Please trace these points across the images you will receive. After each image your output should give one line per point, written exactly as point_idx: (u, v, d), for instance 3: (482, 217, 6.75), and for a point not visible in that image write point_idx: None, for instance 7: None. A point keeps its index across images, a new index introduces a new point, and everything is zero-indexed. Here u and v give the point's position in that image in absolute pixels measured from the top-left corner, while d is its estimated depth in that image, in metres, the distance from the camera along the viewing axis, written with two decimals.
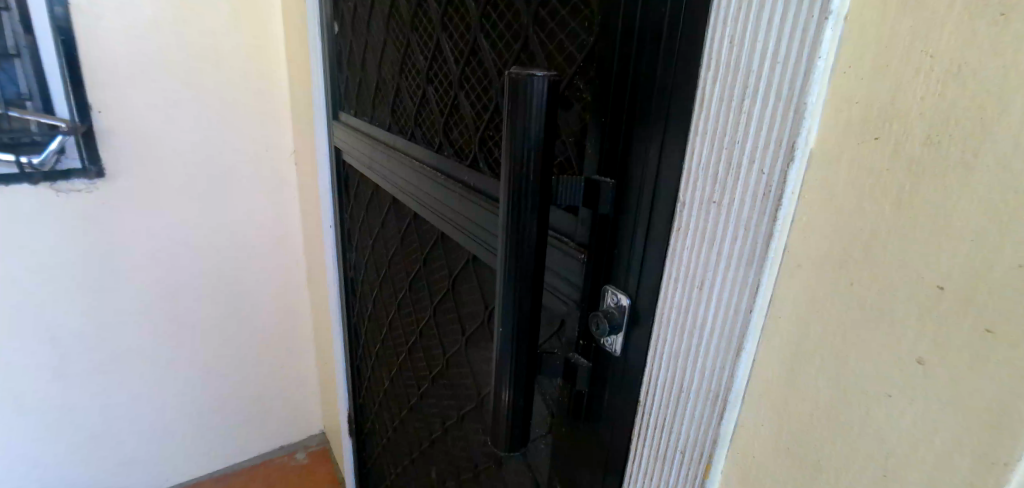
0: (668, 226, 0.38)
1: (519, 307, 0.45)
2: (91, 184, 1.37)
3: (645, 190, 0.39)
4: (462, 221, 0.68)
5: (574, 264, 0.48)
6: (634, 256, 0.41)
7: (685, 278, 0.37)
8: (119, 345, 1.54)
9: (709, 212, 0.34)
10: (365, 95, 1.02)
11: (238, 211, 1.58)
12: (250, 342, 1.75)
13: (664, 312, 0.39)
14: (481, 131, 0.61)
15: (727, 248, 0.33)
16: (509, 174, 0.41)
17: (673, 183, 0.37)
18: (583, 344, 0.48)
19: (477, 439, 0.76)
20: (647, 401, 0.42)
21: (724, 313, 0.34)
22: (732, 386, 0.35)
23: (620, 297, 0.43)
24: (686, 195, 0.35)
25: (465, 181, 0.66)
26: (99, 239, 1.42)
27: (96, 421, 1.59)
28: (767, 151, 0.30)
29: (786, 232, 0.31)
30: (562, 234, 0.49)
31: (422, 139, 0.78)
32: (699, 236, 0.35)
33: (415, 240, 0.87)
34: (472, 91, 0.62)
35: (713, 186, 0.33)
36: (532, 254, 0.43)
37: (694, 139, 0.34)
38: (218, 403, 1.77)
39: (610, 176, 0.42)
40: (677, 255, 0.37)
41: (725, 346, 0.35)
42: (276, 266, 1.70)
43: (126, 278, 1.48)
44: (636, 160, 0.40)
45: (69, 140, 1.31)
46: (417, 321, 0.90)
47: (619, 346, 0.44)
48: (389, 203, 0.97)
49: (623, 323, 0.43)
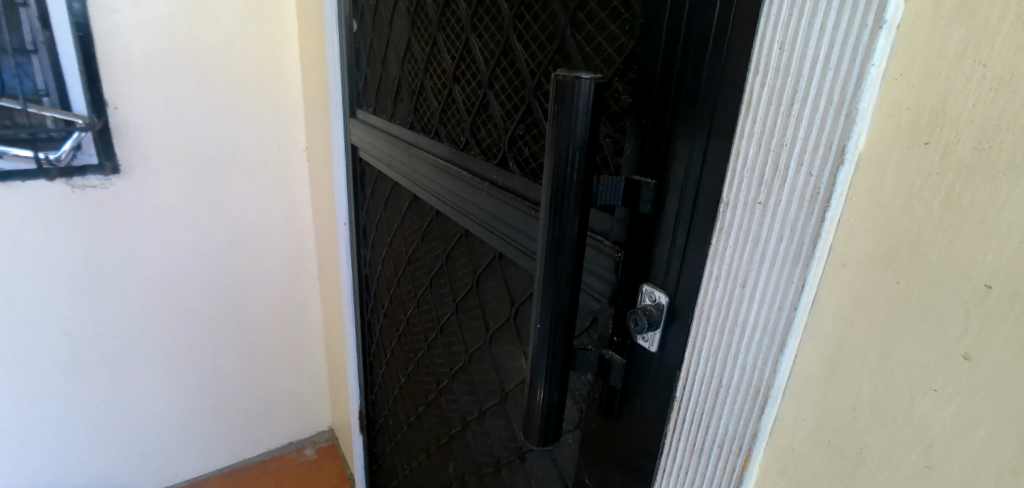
0: (710, 226, 0.39)
1: (557, 304, 0.46)
2: (107, 180, 1.38)
3: (688, 191, 0.40)
4: (487, 218, 0.69)
5: (609, 261, 0.49)
6: (673, 254, 0.42)
7: (727, 275, 0.38)
8: (131, 340, 1.55)
9: (752, 211, 0.35)
10: (385, 93, 1.03)
11: (249, 207, 1.59)
12: (261, 337, 1.76)
13: (703, 309, 0.40)
14: (510, 130, 0.63)
15: (771, 246, 0.34)
16: (552, 173, 0.43)
17: (716, 185, 0.38)
18: (618, 340, 0.49)
19: (499, 435, 0.77)
20: (683, 396, 0.43)
21: (766, 309, 0.35)
22: (773, 380, 0.36)
23: (659, 294, 0.44)
24: (730, 195, 0.37)
25: (492, 179, 0.67)
26: (115, 233, 1.43)
27: (107, 415, 1.60)
28: (815, 154, 0.31)
29: (832, 233, 0.32)
30: (598, 233, 0.50)
31: (446, 137, 0.80)
32: (742, 235, 0.36)
33: (436, 238, 0.89)
34: (502, 91, 0.63)
35: (759, 186, 0.34)
36: (573, 252, 0.44)
37: (739, 142, 0.36)
38: (227, 400, 1.79)
39: (650, 175, 0.43)
40: (720, 253, 0.38)
41: (767, 341, 0.36)
42: (288, 262, 1.71)
43: (138, 274, 1.50)
44: (678, 161, 0.40)
45: (85, 136, 1.32)
46: (437, 318, 0.91)
47: (657, 340, 0.45)
48: (409, 200, 0.99)
49: (662, 318, 0.44)
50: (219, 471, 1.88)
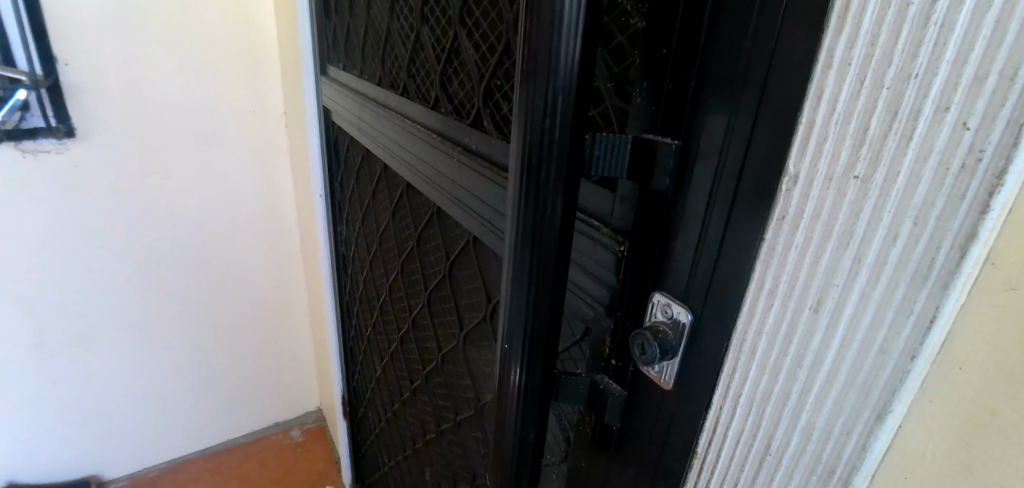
0: (763, 216, 0.25)
1: (534, 315, 0.33)
2: (61, 144, 1.20)
3: (729, 158, 0.26)
4: (458, 192, 0.55)
5: (607, 257, 0.35)
6: (701, 253, 0.28)
7: (789, 292, 0.24)
8: (101, 321, 1.42)
9: (841, 193, 0.21)
10: (355, 45, 0.88)
11: (224, 177, 1.40)
12: (241, 319, 1.61)
13: (746, 339, 0.27)
14: (485, 79, 0.48)
15: (871, 251, 0.21)
16: (526, 127, 0.29)
17: (776, 152, 0.24)
18: (616, 365, 0.36)
19: (474, 448, 0.65)
20: (707, 456, 0.30)
21: (860, 352, 0.22)
22: (859, 462, 0.23)
23: (678, 309, 0.30)
24: (801, 164, 0.23)
25: (465, 143, 0.53)
26: (72, 205, 1.26)
27: (80, 400, 1.49)
28: (981, 90, 0.17)
29: (993, 235, 0.19)
30: (592, 218, 0.36)
31: (415, 94, 0.65)
32: (816, 231, 0.22)
33: (407, 215, 0.75)
34: (476, 29, 0.49)
35: (858, 150, 0.21)
36: (556, 240, 0.31)
37: (821, 78, 0.22)
38: (207, 384, 1.66)
39: (671, 134, 0.29)
40: (778, 256, 0.24)
41: (855, 401, 0.23)
42: (267, 239, 1.54)
43: (101, 251, 1.34)
44: (714, 110, 0.26)
45: (34, 94, 1.14)
46: (410, 309, 0.79)
47: (673, 373, 0.31)
48: (380, 171, 0.85)
49: (680, 344, 0.30)
50: (200, 453, 1.78)
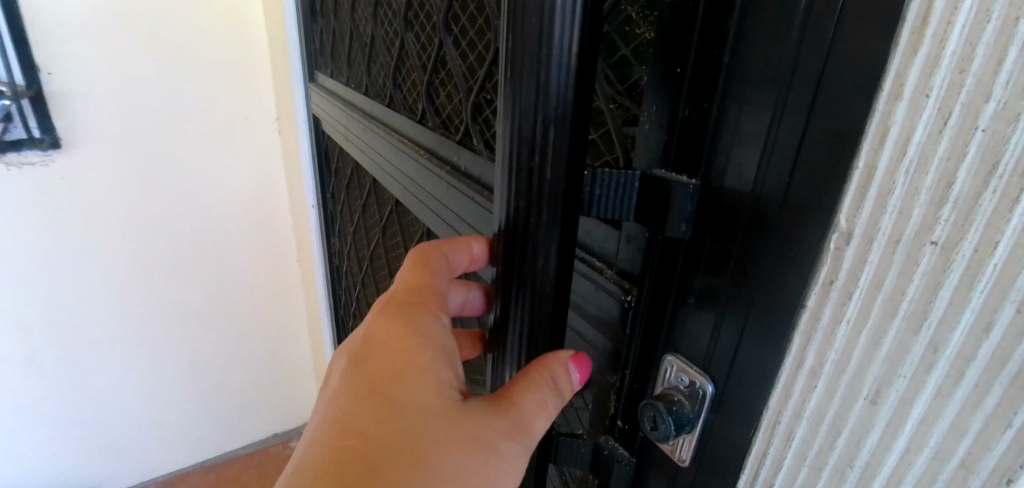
0: (804, 283, 0.20)
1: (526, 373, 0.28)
2: (46, 155, 1.05)
3: (762, 205, 0.21)
4: (446, 214, 0.50)
5: (613, 305, 0.30)
6: (726, 317, 0.24)
7: (838, 376, 0.19)
8: (95, 361, 1.26)
9: (912, 262, 0.17)
10: (341, 50, 0.83)
11: (227, 190, 1.25)
12: (238, 352, 1.45)
13: (782, 421, 0.22)
14: (473, 91, 0.44)
15: (953, 341, 0.16)
16: (514, 160, 0.24)
17: (824, 202, 0.19)
18: (625, 428, 0.31)
19: None
20: None
21: (932, 463, 0.17)
22: None
23: (696, 379, 0.25)
24: (857, 220, 0.18)
25: (454, 161, 0.48)
26: (65, 228, 1.11)
27: (75, 445, 1.34)
28: None
29: None
30: (595, 256, 0.31)
31: (402, 104, 0.61)
32: (876, 305, 0.18)
33: (397, 232, 0.71)
34: (461, 36, 0.45)
35: (946, 208, 0.15)
36: (551, 293, 0.26)
37: (887, 113, 0.17)
38: (221, 424, 1.54)
39: (690, 171, 0.24)
40: (823, 332, 0.20)
41: None
42: (264, 267, 1.38)
43: (99, 279, 1.19)
44: (742, 145, 0.22)
45: (14, 104, 0.99)
46: None
47: (692, 451, 0.26)
48: (370, 184, 0.80)
49: (698, 419, 0.26)
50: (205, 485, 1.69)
